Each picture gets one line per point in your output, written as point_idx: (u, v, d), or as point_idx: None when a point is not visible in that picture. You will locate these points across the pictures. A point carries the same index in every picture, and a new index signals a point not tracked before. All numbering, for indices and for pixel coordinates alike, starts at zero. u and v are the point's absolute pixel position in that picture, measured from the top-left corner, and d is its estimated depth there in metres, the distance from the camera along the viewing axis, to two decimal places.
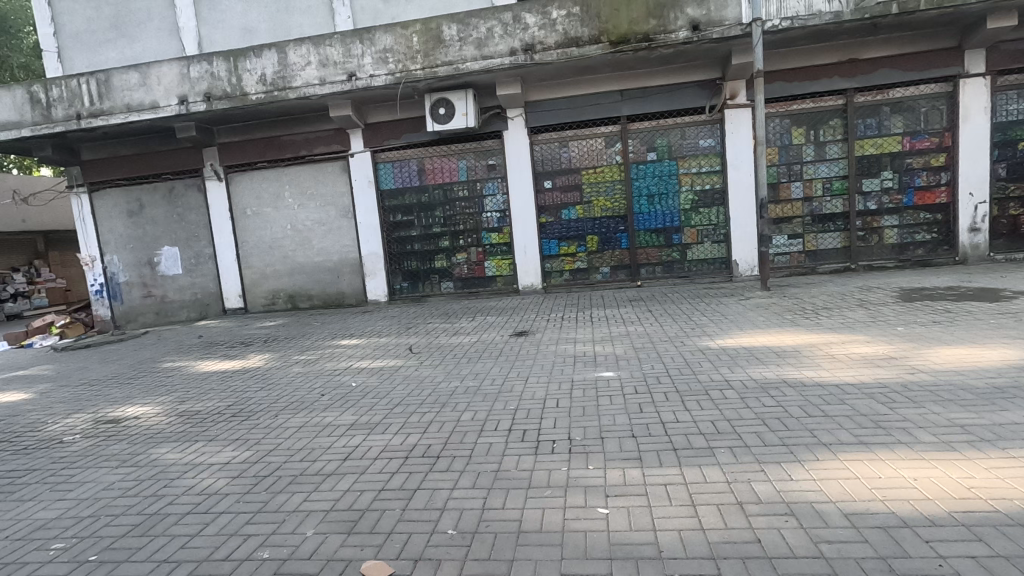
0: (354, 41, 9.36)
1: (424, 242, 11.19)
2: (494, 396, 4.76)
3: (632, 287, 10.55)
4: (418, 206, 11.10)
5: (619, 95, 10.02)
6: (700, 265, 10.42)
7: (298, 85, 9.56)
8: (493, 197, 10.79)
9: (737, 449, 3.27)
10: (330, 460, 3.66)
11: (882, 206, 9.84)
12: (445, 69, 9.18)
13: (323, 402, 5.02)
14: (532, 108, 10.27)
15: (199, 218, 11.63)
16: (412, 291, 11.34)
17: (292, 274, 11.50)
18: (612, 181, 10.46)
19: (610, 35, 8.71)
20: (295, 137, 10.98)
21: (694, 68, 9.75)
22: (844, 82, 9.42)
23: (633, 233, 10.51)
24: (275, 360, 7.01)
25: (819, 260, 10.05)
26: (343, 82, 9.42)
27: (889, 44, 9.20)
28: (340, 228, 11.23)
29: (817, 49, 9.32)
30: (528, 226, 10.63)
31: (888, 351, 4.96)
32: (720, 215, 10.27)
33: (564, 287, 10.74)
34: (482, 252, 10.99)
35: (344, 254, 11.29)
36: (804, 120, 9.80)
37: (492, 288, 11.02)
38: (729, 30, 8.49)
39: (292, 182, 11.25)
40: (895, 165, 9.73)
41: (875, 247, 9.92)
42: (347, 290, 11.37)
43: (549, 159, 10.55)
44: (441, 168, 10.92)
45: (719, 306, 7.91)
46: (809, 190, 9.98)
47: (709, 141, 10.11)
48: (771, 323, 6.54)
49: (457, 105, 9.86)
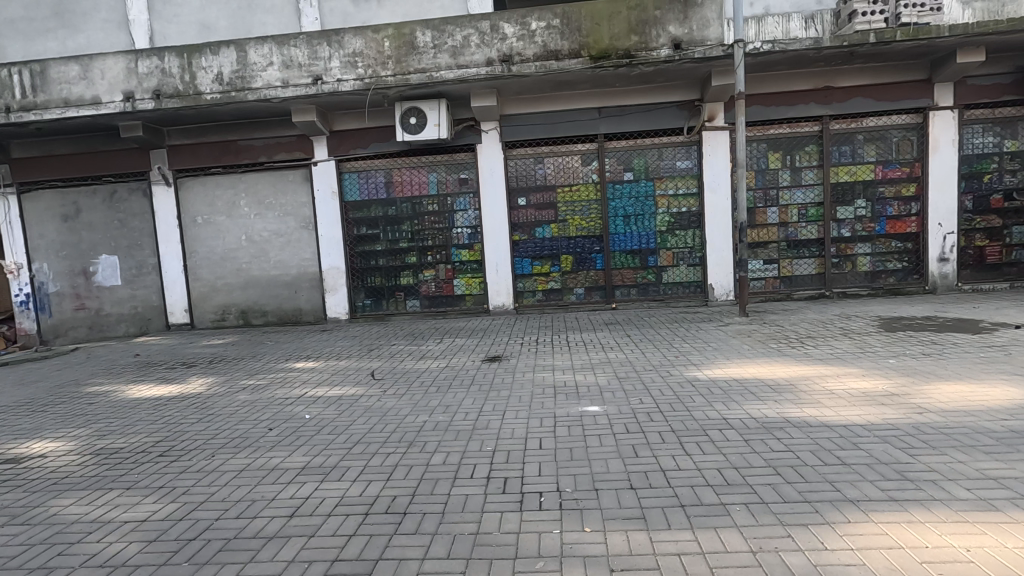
0: (321, 42, 8.82)
1: (390, 257, 10.60)
2: (467, 433, 4.22)
3: (606, 309, 10.20)
4: (384, 220, 10.52)
5: (597, 113, 9.77)
6: (676, 288, 10.17)
7: (258, 86, 8.93)
8: (464, 212, 10.32)
9: (754, 507, 2.83)
10: (272, 517, 3.04)
11: (855, 233, 9.83)
12: (418, 76, 8.72)
13: (270, 439, 4.36)
14: (507, 121, 9.91)
15: (143, 225, 10.71)
16: (375, 308, 10.69)
17: (245, 288, 10.69)
18: (588, 201, 10.16)
19: (590, 50, 8.47)
20: (253, 142, 10.28)
21: (673, 89, 9.60)
22: (820, 109, 9.43)
23: (609, 253, 10.19)
24: (219, 385, 6.26)
25: (794, 285, 9.96)
26: (308, 86, 8.84)
27: (863, 73, 9.28)
28: (299, 240, 10.52)
29: (793, 75, 9.34)
30: (500, 243, 10.18)
31: (888, 387, 4.66)
32: (697, 237, 10.05)
33: (536, 307, 10.31)
34: (451, 269, 10.46)
35: (302, 268, 10.56)
36: (780, 145, 9.75)
37: (461, 308, 10.48)
38: (710, 50, 8.35)
39: (249, 190, 10.51)
40: (868, 193, 9.76)
41: (848, 275, 9.88)
42: (305, 306, 10.63)
43: (523, 175, 10.18)
44: (409, 180, 10.39)
45: (699, 332, 7.60)
46: (785, 215, 9.90)
47: (687, 162, 9.93)
48: (758, 352, 6.23)
49: (428, 115, 9.37)
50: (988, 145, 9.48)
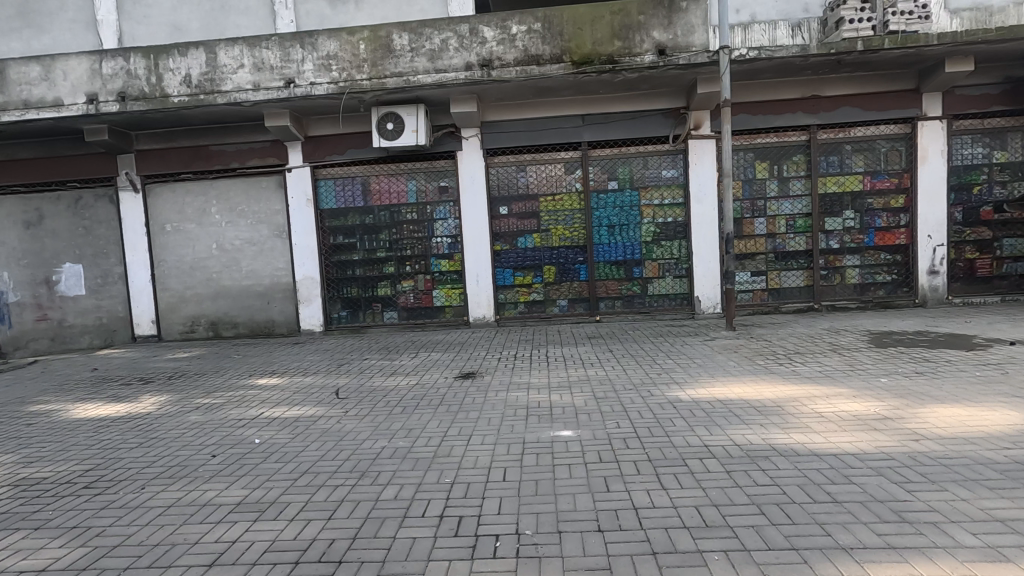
0: (294, 44, 8.50)
1: (367, 267, 10.23)
2: (426, 462, 3.86)
3: (590, 321, 9.89)
4: (361, 228, 10.18)
5: (580, 120, 9.51)
6: (662, 300, 9.88)
7: (228, 89, 8.59)
8: (444, 221, 10.00)
9: (735, 555, 2.51)
10: (189, 568, 2.66)
11: (844, 245, 9.62)
12: (394, 80, 8.42)
13: (210, 468, 3.96)
14: (488, 128, 9.63)
15: (109, 232, 10.28)
16: (351, 320, 10.30)
17: (215, 298, 10.27)
18: (571, 210, 9.88)
19: (572, 55, 8.22)
20: (226, 148, 9.92)
21: (658, 96, 9.37)
22: (807, 118, 9.25)
23: (593, 264, 9.89)
24: (171, 404, 5.84)
25: (782, 298, 9.71)
26: (280, 89, 8.51)
27: (851, 82, 9.11)
28: (273, 249, 10.13)
29: (780, 83, 9.15)
30: (481, 253, 9.85)
31: (881, 410, 4.36)
32: (683, 248, 9.79)
33: (518, 320, 9.98)
34: (430, 280, 10.11)
35: (275, 277, 10.17)
36: (768, 155, 9.54)
37: (440, 320, 10.12)
38: (695, 56, 8.12)
39: (221, 197, 10.14)
40: (857, 204, 9.55)
41: (837, 287, 9.65)
42: (278, 318, 10.22)
43: (504, 183, 9.89)
44: (387, 188, 10.07)
45: (684, 348, 7.29)
46: (773, 226, 9.67)
47: (672, 171, 9.69)
48: (745, 370, 5.92)
49: (406, 121, 9.08)
50: (977, 156, 9.32)
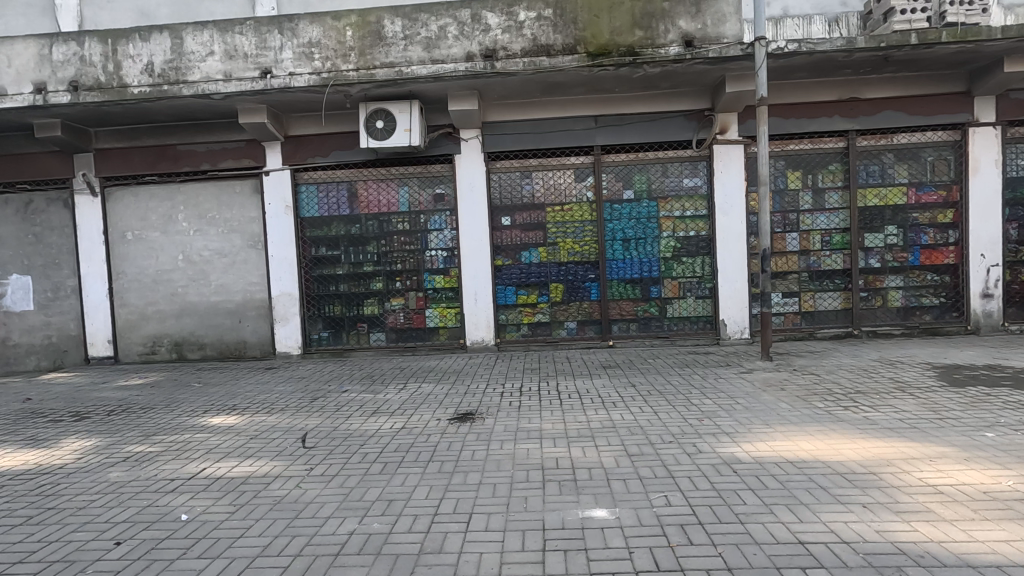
0: (272, 30, 7.50)
1: (352, 283, 9.14)
2: (410, 565, 2.73)
3: (602, 346, 8.80)
4: (347, 239, 9.10)
5: (593, 122, 8.53)
6: (682, 323, 8.82)
7: (195, 79, 7.55)
8: (439, 232, 8.94)
9: None
10: None
11: (885, 264, 8.61)
12: (384, 71, 7.40)
13: (103, 569, 2.82)
14: (490, 130, 8.63)
15: (62, 240, 9.15)
16: (333, 342, 9.17)
17: (180, 316, 9.14)
18: (582, 222, 8.84)
19: (587, 45, 7.25)
20: (196, 148, 8.86)
21: (679, 96, 8.42)
22: (846, 122, 8.30)
23: (605, 282, 8.83)
24: (94, 454, 4.67)
25: (816, 322, 8.67)
26: (255, 80, 7.47)
27: (894, 83, 8.18)
28: (246, 262, 9.03)
29: (816, 84, 8.22)
30: (480, 268, 8.78)
31: (1015, 484, 3.29)
32: (706, 265, 8.76)
33: (520, 344, 8.88)
34: (422, 297, 9.02)
35: (248, 293, 9.05)
36: (801, 163, 8.57)
37: (434, 343, 9.01)
38: (727, 49, 7.14)
39: (190, 202, 9.06)
40: (900, 219, 8.57)
41: (878, 311, 8.62)
42: (251, 339, 9.08)
43: (507, 190, 8.86)
44: (376, 194, 9.02)
45: (720, 382, 6.20)
46: (806, 242, 8.66)
47: (694, 180, 8.71)
48: (805, 415, 4.83)
49: (397, 118, 8.03)
50: None
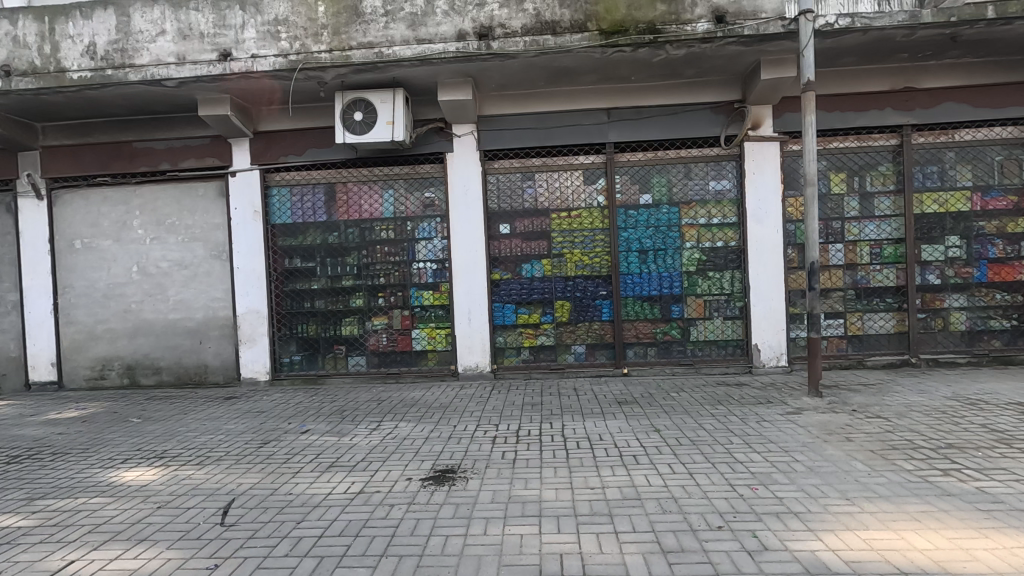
0: (233, 5, 6.46)
1: (329, 299, 8.01)
2: None
3: (615, 374, 7.59)
4: (324, 250, 8.00)
5: (605, 116, 7.43)
6: (708, 348, 7.62)
7: (144, 62, 6.49)
8: (428, 241, 7.82)
9: None
10: None
11: (947, 281, 7.37)
12: (362, 53, 6.33)
13: None
14: (487, 124, 7.54)
15: (3, 250, 8.08)
16: (306, 366, 8.02)
17: (133, 336, 8.03)
18: (592, 230, 7.69)
19: (600, 21, 6.16)
20: (154, 145, 7.81)
21: (704, 87, 7.31)
22: (899, 117, 7.15)
23: (619, 300, 7.64)
24: None
25: (865, 348, 7.44)
26: (212, 63, 6.43)
27: (956, 71, 7.04)
28: (209, 274, 7.93)
29: (865, 71, 7.10)
30: (475, 284, 7.63)
31: None
32: (736, 281, 7.57)
33: (520, 371, 7.70)
34: (408, 316, 7.87)
35: (211, 310, 7.94)
36: (846, 164, 7.41)
37: (420, 369, 7.84)
38: (765, 25, 6.01)
39: (146, 207, 7.99)
40: (963, 229, 7.34)
41: (939, 336, 7.38)
42: (213, 362, 7.95)
43: (506, 194, 7.74)
44: (357, 198, 7.92)
45: (765, 427, 4.99)
46: (853, 255, 7.45)
47: (722, 183, 7.56)
48: (896, 485, 3.60)
49: (378, 109, 6.95)
50: None
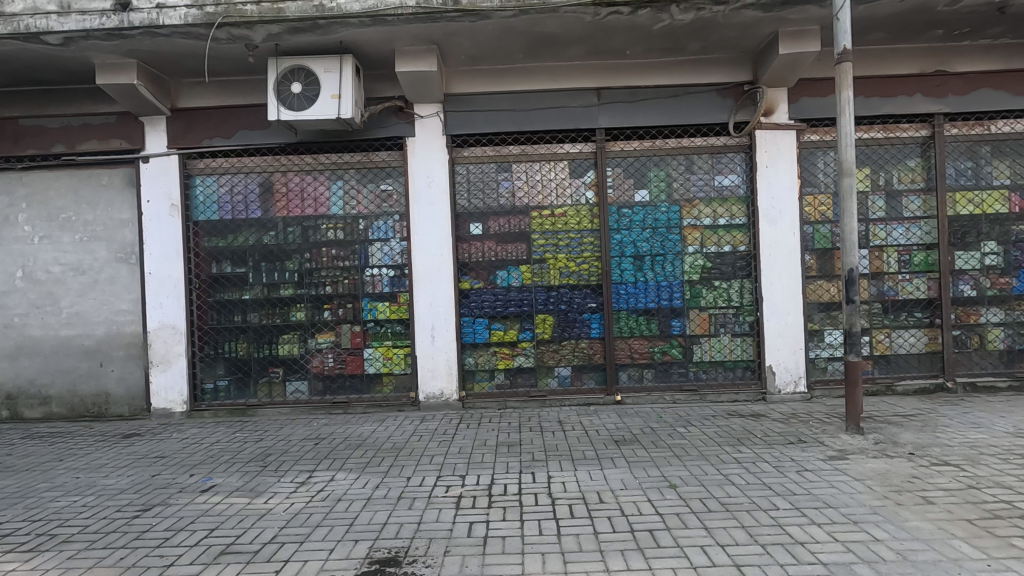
0: None
1: (263, 312, 6.64)
2: None
3: (607, 403, 6.39)
4: (258, 252, 6.65)
5: (595, 97, 6.31)
6: (715, 370, 6.52)
7: (15, 10, 5.06)
8: (385, 243, 6.55)
9: None
10: None
11: (983, 292, 6.43)
12: (297, 5, 5.06)
13: None
14: (455, 104, 6.34)
15: None
16: (233, 393, 6.62)
17: (16, 357, 6.50)
18: (579, 232, 6.53)
19: None
20: (44, 122, 6.35)
21: (709, 66, 6.27)
22: (929, 104, 6.22)
23: (611, 314, 6.48)
24: None
25: (893, 370, 6.43)
26: (105, 14, 5.08)
27: (992, 53, 6.17)
28: (113, 281, 6.50)
29: (892, 52, 6.16)
30: (440, 294, 6.37)
31: None
32: (745, 291, 6.49)
33: (494, 399, 6.45)
34: (360, 333, 6.56)
35: (115, 326, 6.48)
36: (870, 158, 6.45)
37: (373, 397, 6.52)
38: None
39: (35, 199, 6.52)
40: (1001, 233, 6.43)
41: (975, 356, 6.42)
42: (116, 390, 6.49)
43: (478, 189, 6.53)
44: (299, 190, 6.61)
45: (812, 480, 3.85)
46: (878, 263, 6.46)
47: (730, 178, 6.50)
48: None
49: (322, 81, 5.70)
50: None
